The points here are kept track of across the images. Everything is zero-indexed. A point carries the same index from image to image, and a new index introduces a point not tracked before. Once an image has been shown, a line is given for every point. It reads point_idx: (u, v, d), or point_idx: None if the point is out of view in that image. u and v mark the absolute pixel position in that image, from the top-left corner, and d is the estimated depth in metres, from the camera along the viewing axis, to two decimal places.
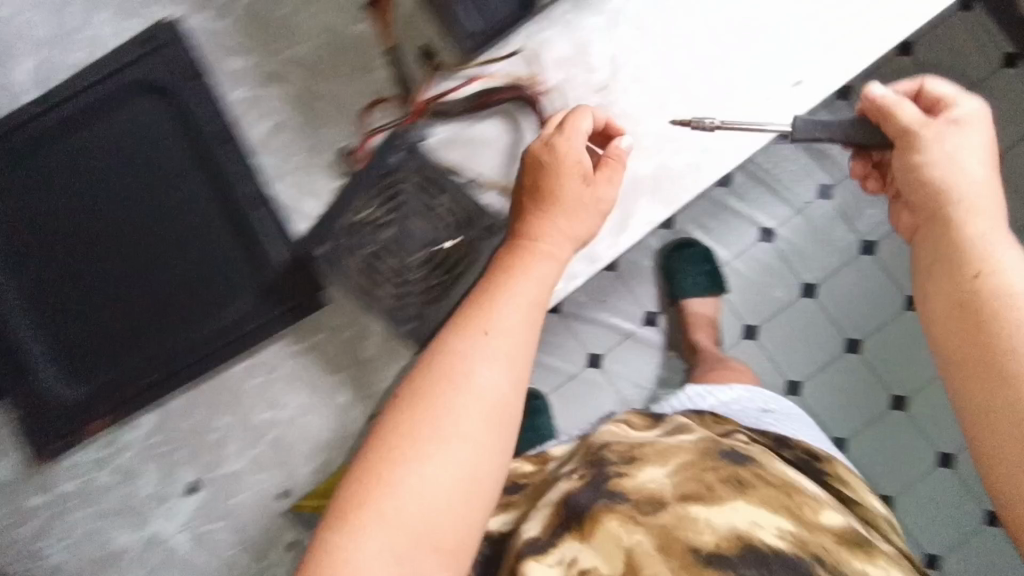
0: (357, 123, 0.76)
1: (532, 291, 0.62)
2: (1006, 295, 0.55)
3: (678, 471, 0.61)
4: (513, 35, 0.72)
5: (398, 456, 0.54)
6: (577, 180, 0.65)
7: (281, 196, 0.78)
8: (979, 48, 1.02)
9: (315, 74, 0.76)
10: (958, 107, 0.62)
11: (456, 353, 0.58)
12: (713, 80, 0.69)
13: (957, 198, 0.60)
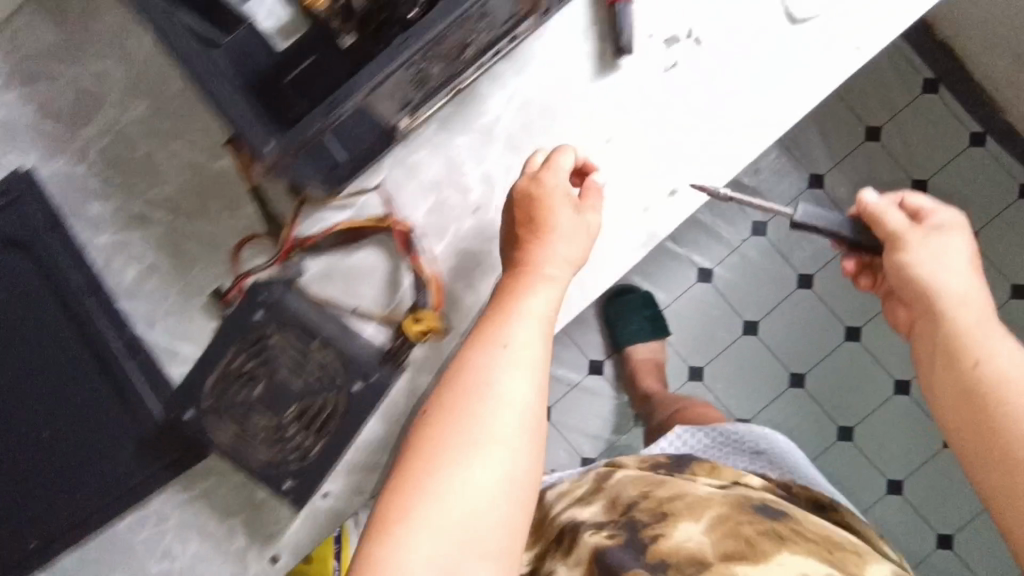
0: (230, 264, 0.71)
1: (541, 307, 0.63)
2: (1004, 380, 0.63)
3: (713, 526, 0.70)
4: (382, 163, 0.71)
5: (432, 471, 0.57)
6: (560, 204, 0.64)
7: (157, 341, 0.72)
8: (902, 84, 1.43)
9: (184, 213, 0.71)
10: (939, 215, 0.69)
11: (474, 367, 0.61)
12: (714, 91, 0.69)
13: (948, 298, 0.66)
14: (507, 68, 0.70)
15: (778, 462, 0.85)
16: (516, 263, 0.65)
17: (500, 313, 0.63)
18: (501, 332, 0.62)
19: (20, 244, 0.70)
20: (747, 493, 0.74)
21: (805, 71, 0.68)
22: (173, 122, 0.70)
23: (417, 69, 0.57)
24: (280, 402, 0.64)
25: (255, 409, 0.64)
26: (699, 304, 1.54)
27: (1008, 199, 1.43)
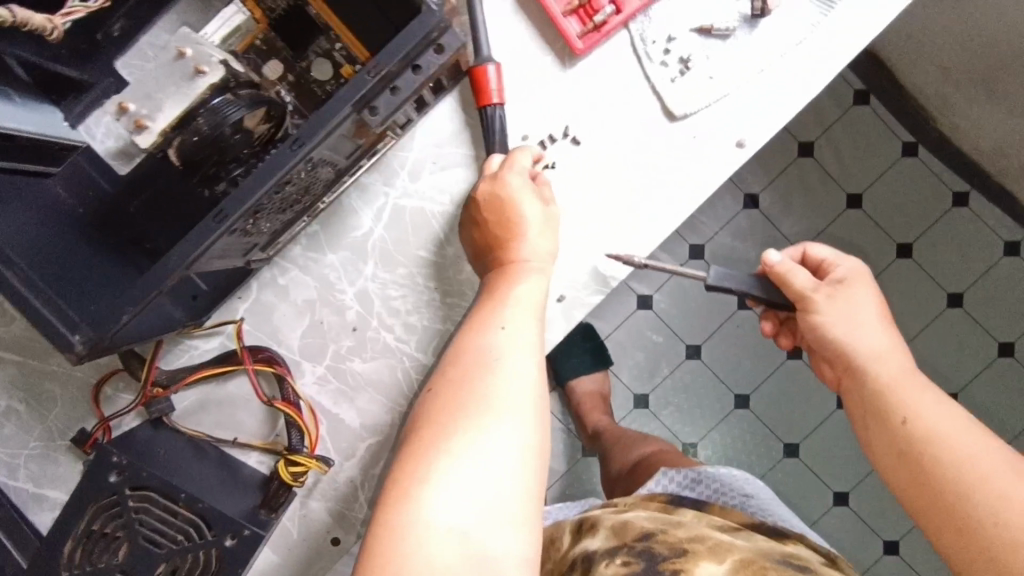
0: (92, 404, 0.67)
1: (535, 286, 0.58)
2: (939, 434, 0.55)
3: (737, 569, 0.64)
4: (248, 285, 0.67)
5: (447, 446, 0.49)
6: (530, 189, 0.60)
7: (20, 488, 0.68)
8: (834, 99, 1.25)
9: (37, 353, 0.67)
10: (842, 268, 0.65)
11: (476, 345, 0.54)
12: (632, 167, 0.64)
13: (865, 356, 0.60)
14: (374, 178, 0.66)
15: (767, 510, 0.77)
16: (499, 260, 0.60)
17: (499, 288, 0.58)
18: (498, 310, 0.56)
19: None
20: (765, 546, 0.68)
21: (687, 167, 0.64)
22: None
23: (246, 226, 0.55)
24: (143, 568, 0.61)
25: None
26: (637, 332, 1.42)
27: (942, 207, 1.24)
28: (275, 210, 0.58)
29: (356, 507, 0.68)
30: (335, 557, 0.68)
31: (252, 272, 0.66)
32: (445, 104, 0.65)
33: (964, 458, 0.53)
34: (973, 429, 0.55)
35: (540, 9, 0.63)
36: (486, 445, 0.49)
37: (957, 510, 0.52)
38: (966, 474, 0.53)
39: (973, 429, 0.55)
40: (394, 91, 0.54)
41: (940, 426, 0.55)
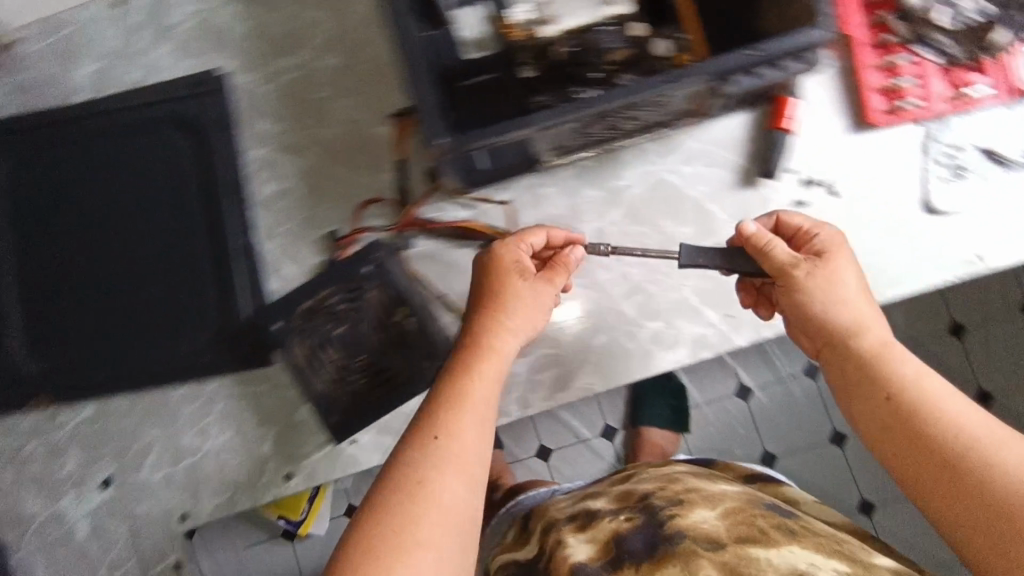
0: (352, 216, 0.80)
1: (484, 395, 0.67)
2: (924, 402, 0.61)
3: (727, 513, 0.73)
4: (515, 183, 0.79)
5: (384, 535, 0.58)
6: (516, 278, 0.70)
7: (268, 253, 0.81)
8: (1005, 292, 1.27)
9: (333, 157, 0.81)
10: (823, 232, 0.69)
11: (414, 469, 0.62)
12: (876, 235, 0.72)
13: (845, 328, 0.66)
14: (653, 147, 0.77)
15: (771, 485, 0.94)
16: (459, 362, 0.68)
17: (457, 384, 0.66)
18: (438, 424, 0.64)
19: (189, 126, 0.81)
20: (754, 497, 0.78)
21: (922, 256, 0.71)
22: (354, 81, 0.81)
23: (587, 122, 0.66)
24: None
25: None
26: (725, 415, 1.45)
27: None
28: (595, 129, 0.69)
29: (511, 397, 0.79)
30: None
31: (524, 172, 0.78)
32: (738, 117, 0.76)
33: (951, 423, 0.59)
34: (954, 398, 0.61)
35: (854, 79, 0.73)
36: (417, 543, 0.58)
37: (956, 476, 0.57)
38: (956, 439, 0.58)
39: (952, 396, 0.61)
40: (760, 77, 0.63)
41: (923, 394, 0.61)
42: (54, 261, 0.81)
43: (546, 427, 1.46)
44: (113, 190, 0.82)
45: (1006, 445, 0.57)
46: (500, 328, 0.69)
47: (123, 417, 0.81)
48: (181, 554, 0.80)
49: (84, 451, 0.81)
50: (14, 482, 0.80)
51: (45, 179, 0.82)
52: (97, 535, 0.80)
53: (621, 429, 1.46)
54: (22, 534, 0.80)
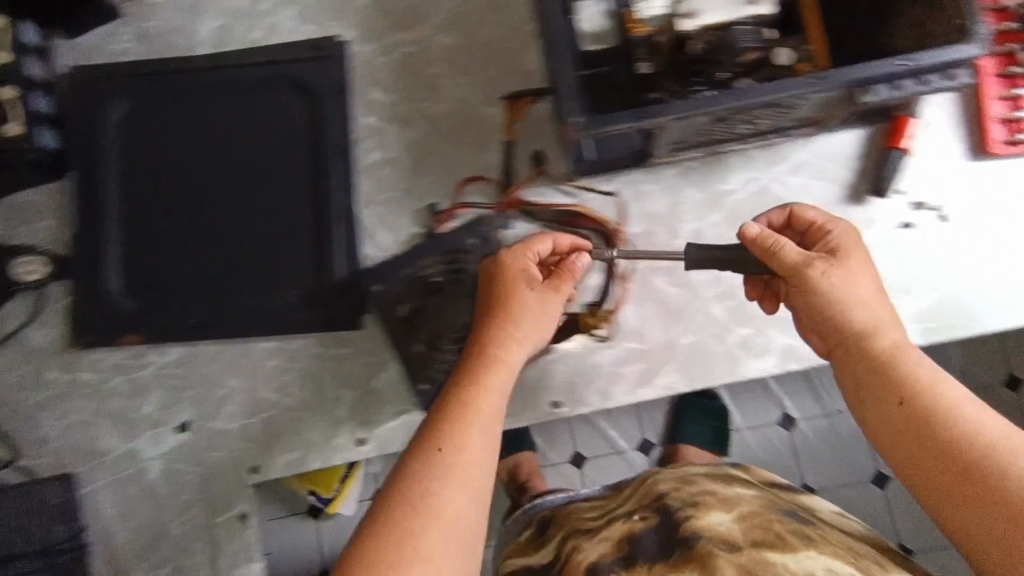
0: (453, 190, 0.81)
1: (494, 406, 0.66)
2: (937, 406, 0.59)
3: (742, 517, 0.72)
4: (620, 175, 0.80)
5: (388, 540, 0.58)
6: (524, 287, 0.70)
7: (366, 218, 0.82)
8: None
9: (440, 133, 0.82)
10: (834, 229, 0.68)
11: (418, 479, 0.61)
12: (983, 262, 0.73)
13: (857, 329, 0.64)
14: (761, 154, 0.78)
15: None
16: (466, 371, 0.68)
17: (465, 396, 0.66)
18: (442, 435, 0.63)
19: (303, 87, 0.83)
20: (769, 499, 0.77)
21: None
22: (470, 61, 0.82)
23: (717, 119, 0.66)
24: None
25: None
26: (767, 442, 1.37)
27: None
28: (714, 131, 0.70)
29: (592, 385, 0.80)
30: (547, 415, 0.80)
31: (631, 167, 0.79)
32: (852, 132, 0.76)
33: (967, 426, 0.57)
34: (965, 401, 0.59)
35: (976, 107, 0.74)
36: (422, 553, 0.57)
37: (970, 484, 0.55)
38: (963, 441, 0.57)
39: (966, 399, 0.59)
40: (896, 87, 0.61)
41: (935, 397, 0.59)
42: (158, 205, 0.82)
43: (581, 433, 1.40)
44: (220, 141, 0.83)
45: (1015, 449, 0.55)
46: (511, 339, 0.69)
47: (207, 364, 0.82)
48: (246, 505, 0.81)
49: (166, 392, 0.82)
50: (95, 415, 0.82)
51: (155, 124, 0.83)
52: (168, 477, 0.81)
53: (658, 444, 1.38)
54: (95, 467, 0.81)
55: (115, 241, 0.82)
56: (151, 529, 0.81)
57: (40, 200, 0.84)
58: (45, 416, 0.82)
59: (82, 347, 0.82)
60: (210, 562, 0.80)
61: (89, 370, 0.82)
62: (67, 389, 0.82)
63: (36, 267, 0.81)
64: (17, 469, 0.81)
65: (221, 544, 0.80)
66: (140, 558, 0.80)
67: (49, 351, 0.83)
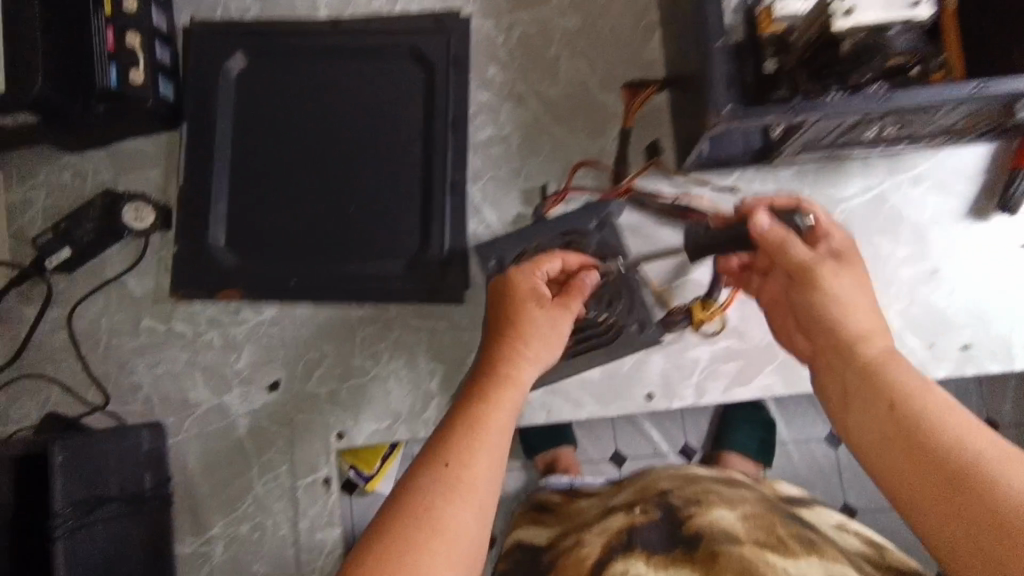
0: (563, 174, 0.81)
1: (503, 422, 0.62)
2: (923, 408, 0.53)
3: (745, 517, 0.72)
4: (735, 173, 0.79)
5: (388, 555, 0.52)
6: (534, 306, 0.68)
7: (473, 194, 0.82)
8: None
9: (555, 115, 0.82)
10: (838, 230, 0.65)
11: (421, 495, 0.56)
12: None
13: (849, 331, 0.60)
14: (883, 162, 0.77)
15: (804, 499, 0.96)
16: (475, 388, 0.65)
17: (473, 411, 0.62)
18: (448, 450, 0.59)
19: (420, 57, 0.82)
20: (772, 508, 0.77)
21: None
22: (589, 46, 0.82)
23: (857, 125, 0.65)
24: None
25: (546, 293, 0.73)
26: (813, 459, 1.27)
27: None
28: (848, 136, 0.69)
29: (686, 381, 0.79)
30: (640, 407, 0.79)
31: (747, 165, 0.78)
32: (980, 148, 0.76)
33: (956, 431, 0.51)
34: (955, 407, 0.53)
35: None
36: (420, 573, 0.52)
37: (949, 495, 0.48)
38: (951, 448, 0.50)
39: (961, 408, 0.53)
40: None
41: (925, 402, 0.54)
42: (268, 164, 0.83)
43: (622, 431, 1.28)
44: (333, 107, 0.83)
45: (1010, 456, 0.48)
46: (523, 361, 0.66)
47: (301, 326, 0.82)
48: (330, 469, 0.81)
49: (258, 351, 0.82)
50: (186, 367, 0.83)
51: (272, 83, 0.83)
52: (254, 434, 0.82)
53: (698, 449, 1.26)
54: (183, 419, 0.82)
55: (222, 196, 0.83)
56: (235, 484, 0.81)
57: (150, 149, 0.85)
58: (139, 363, 0.83)
59: (181, 298, 0.82)
60: (291, 523, 0.80)
61: (185, 322, 0.83)
62: (162, 339, 0.83)
63: (144, 215, 0.81)
64: (107, 414, 0.82)
65: (303, 506, 0.80)
66: (222, 513, 0.81)
67: (148, 300, 0.83)
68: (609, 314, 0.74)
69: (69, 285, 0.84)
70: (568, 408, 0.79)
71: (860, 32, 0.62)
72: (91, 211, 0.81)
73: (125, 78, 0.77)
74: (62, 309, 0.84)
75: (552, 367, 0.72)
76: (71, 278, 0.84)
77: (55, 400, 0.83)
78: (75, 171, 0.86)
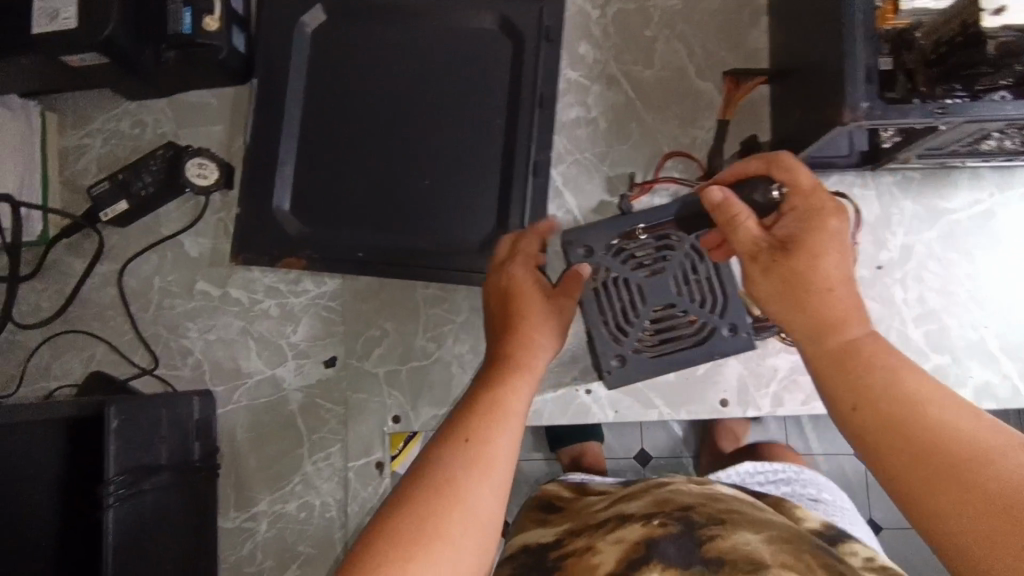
0: (651, 163, 0.77)
1: (522, 405, 0.60)
2: (892, 403, 0.47)
3: (771, 539, 0.68)
4: (835, 176, 0.75)
5: (405, 537, 0.50)
6: (536, 290, 0.67)
7: (555, 178, 0.78)
8: None
9: (647, 99, 0.77)
10: (798, 201, 0.57)
11: (439, 472, 0.55)
12: None
13: (824, 323, 0.53)
14: (992, 176, 0.74)
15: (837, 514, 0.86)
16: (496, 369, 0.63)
17: (490, 391, 0.60)
18: (469, 428, 0.57)
19: (509, 26, 0.77)
20: (798, 531, 0.72)
21: None
22: (689, 29, 0.77)
23: (985, 136, 0.62)
24: (653, 296, 0.68)
25: (634, 286, 0.68)
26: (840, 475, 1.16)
27: None
28: (977, 141, 0.63)
29: (764, 388, 0.76)
30: (714, 413, 0.76)
31: (851, 167, 0.74)
32: None
33: (932, 428, 0.44)
34: (933, 397, 0.46)
35: None
36: (437, 544, 0.51)
37: (917, 505, 0.43)
38: (919, 449, 0.44)
39: (941, 396, 0.46)
40: None
41: (894, 395, 0.47)
42: (340, 128, 0.79)
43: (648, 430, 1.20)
44: (413, 73, 0.78)
45: (991, 454, 0.41)
46: (540, 344, 0.65)
47: (363, 301, 0.78)
48: (383, 452, 0.76)
49: (317, 324, 0.79)
50: (240, 334, 0.79)
51: (351, 43, 0.79)
52: (307, 410, 0.78)
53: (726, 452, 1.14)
54: (234, 389, 0.79)
55: (290, 158, 0.78)
56: (284, 461, 0.78)
57: (214, 103, 0.81)
58: (191, 327, 0.79)
59: (242, 260, 0.77)
60: (341, 505, 0.77)
61: (241, 288, 0.79)
62: (216, 304, 0.79)
63: (207, 170, 0.77)
64: (156, 377, 0.79)
65: (353, 489, 0.76)
66: (268, 489, 0.77)
67: (204, 261, 0.79)
68: (699, 313, 0.67)
69: (122, 240, 0.80)
70: (637, 408, 0.77)
71: (1006, 32, 0.51)
72: (151, 164, 0.77)
73: (200, 25, 0.72)
74: (113, 264, 0.80)
75: (631, 367, 0.68)
76: (124, 233, 0.80)
77: (100, 359, 0.79)
78: (134, 120, 0.81)
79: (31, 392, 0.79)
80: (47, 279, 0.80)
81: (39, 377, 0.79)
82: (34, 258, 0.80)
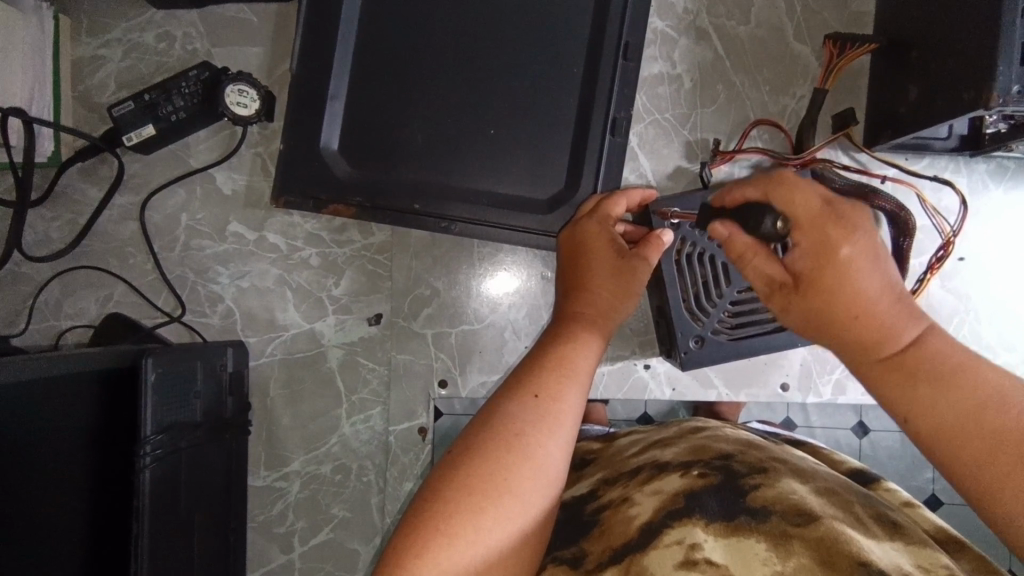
0: (736, 129, 0.71)
1: (590, 362, 0.57)
2: (957, 408, 0.42)
3: (822, 491, 0.53)
4: (926, 159, 0.71)
5: (473, 493, 0.47)
6: (611, 255, 0.62)
7: (632, 138, 0.72)
8: None
9: (737, 59, 0.71)
10: (802, 238, 0.48)
11: (510, 424, 0.51)
12: None
13: (873, 341, 0.47)
14: None
15: None
16: (563, 326, 0.59)
17: (563, 347, 0.56)
18: (542, 381, 0.53)
19: None
20: (852, 485, 0.57)
21: None
22: None
23: None
24: (738, 277, 0.64)
25: (720, 264, 0.64)
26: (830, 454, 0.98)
27: None
28: None
29: (825, 373, 0.73)
30: (772, 395, 0.74)
31: (951, 151, 0.68)
32: None
33: (998, 429, 0.40)
34: (990, 396, 0.42)
35: None
36: (504, 497, 0.47)
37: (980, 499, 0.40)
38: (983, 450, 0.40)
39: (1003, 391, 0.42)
40: None
41: (953, 400, 0.42)
42: (399, 61, 0.70)
43: None
44: (486, 6, 0.70)
45: None
46: (603, 301, 0.61)
47: (412, 257, 0.73)
48: (427, 416, 0.72)
49: (361, 278, 0.73)
50: (276, 282, 0.73)
51: None
52: (348, 368, 0.73)
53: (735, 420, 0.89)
54: (268, 341, 0.73)
55: (342, 92, 0.70)
56: (320, 421, 0.73)
57: (255, 23, 0.72)
58: (222, 271, 0.72)
59: (284, 203, 0.70)
60: (379, 470, 0.73)
61: (279, 233, 0.73)
62: (251, 249, 0.73)
63: (248, 99, 0.68)
64: (183, 325, 0.72)
65: (394, 454, 0.72)
66: (302, 449, 0.73)
67: (241, 199, 0.73)
68: None
69: (144, 169, 0.72)
70: (695, 387, 0.74)
71: None
72: (183, 85, 0.68)
73: None
74: (135, 197, 0.72)
75: (707, 346, 0.64)
76: (148, 161, 0.72)
77: (119, 299, 0.72)
78: (160, 32, 0.72)
79: (40, 332, 0.71)
80: (58, 207, 0.72)
81: (49, 316, 0.72)
82: (43, 183, 0.72)
